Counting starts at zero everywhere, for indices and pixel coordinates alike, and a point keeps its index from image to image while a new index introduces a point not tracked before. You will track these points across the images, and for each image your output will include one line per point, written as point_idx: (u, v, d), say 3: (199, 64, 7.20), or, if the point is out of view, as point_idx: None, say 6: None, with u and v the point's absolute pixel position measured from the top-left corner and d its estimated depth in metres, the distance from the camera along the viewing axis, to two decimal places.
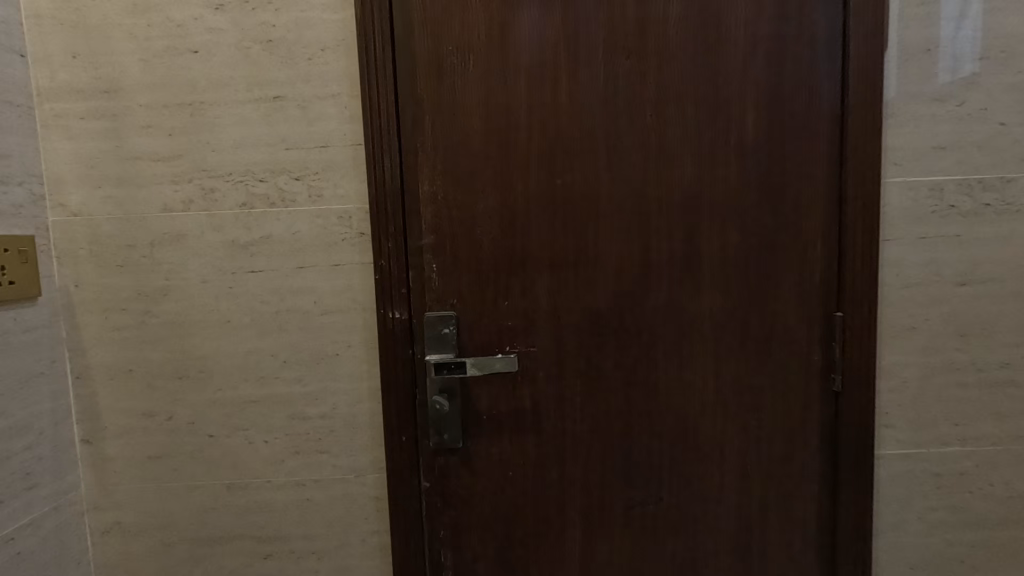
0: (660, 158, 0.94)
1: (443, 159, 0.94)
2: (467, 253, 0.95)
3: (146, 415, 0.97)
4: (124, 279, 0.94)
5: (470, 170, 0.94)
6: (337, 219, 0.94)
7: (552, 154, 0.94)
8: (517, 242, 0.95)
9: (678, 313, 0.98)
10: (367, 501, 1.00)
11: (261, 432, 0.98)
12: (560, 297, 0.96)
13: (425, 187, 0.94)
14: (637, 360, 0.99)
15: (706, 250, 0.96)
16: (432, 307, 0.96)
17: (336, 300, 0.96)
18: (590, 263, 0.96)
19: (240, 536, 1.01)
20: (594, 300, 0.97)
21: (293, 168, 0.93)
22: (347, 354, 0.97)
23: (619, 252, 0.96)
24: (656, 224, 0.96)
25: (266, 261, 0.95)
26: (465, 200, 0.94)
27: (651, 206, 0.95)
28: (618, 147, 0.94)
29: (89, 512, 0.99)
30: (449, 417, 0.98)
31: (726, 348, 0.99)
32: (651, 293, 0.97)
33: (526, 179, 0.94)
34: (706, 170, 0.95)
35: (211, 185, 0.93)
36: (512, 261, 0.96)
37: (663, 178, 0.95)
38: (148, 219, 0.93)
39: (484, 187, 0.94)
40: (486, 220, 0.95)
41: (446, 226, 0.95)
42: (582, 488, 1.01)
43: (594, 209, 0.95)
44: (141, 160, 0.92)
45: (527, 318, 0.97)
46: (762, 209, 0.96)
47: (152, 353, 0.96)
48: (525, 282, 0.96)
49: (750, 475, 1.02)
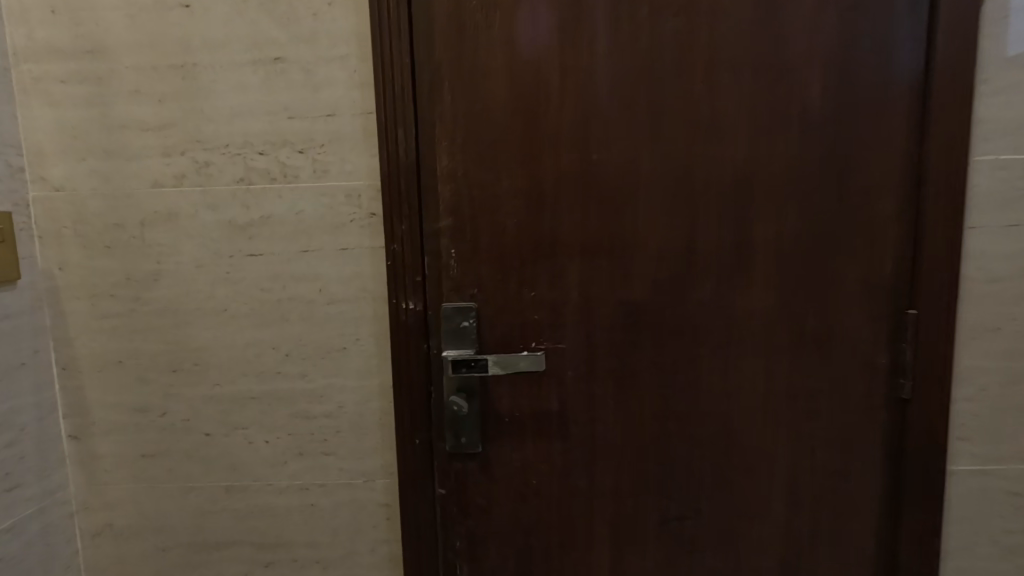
0: (710, 131, 0.83)
1: (463, 130, 0.83)
2: (489, 237, 0.85)
3: (138, 410, 0.89)
4: (111, 262, 0.86)
5: (494, 143, 0.83)
6: (344, 198, 0.84)
7: (587, 126, 0.82)
8: (545, 226, 0.84)
9: (726, 309, 0.87)
10: (377, 508, 0.92)
11: (261, 432, 0.90)
12: (592, 289, 0.86)
13: (443, 162, 0.84)
14: (677, 360, 0.88)
15: (761, 237, 0.85)
16: (450, 297, 0.87)
17: (343, 288, 0.86)
18: (628, 251, 0.85)
19: (240, 542, 0.93)
20: (631, 293, 0.86)
21: (296, 140, 0.83)
22: (355, 348, 0.87)
23: (661, 239, 0.85)
24: (704, 207, 0.84)
25: (267, 243, 0.85)
26: (487, 178, 0.84)
27: (699, 185, 0.84)
28: (662, 118, 0.82)
29: (79, 513, 0.92)
30: (467, 420, 0.88)
31: (778, 347, 0.88)
32: (696, 285, 0.86)
33: (557, 155, 0.83)
34: (763, 145, 0.83)
35: (206, 158, 0.83)
36: (539, 247, 0.85)
37: (714, 155, 0.83)
38: (136, 196, 0.84)
39: (509, 163, 0.83)
40: (511, 200, 0.84)
41: (465, 207, 0.84)
42: (612, 500, 0.91)
43: (633, 189, 0.84)
44: (128, 129, 0.82)
45: (555, 311, 0.86)
46: (826, 191, 0.84)
47: (144, 343, 0.88)
48: (553, 271, 0.85)
49: (801, 489, 0.91)
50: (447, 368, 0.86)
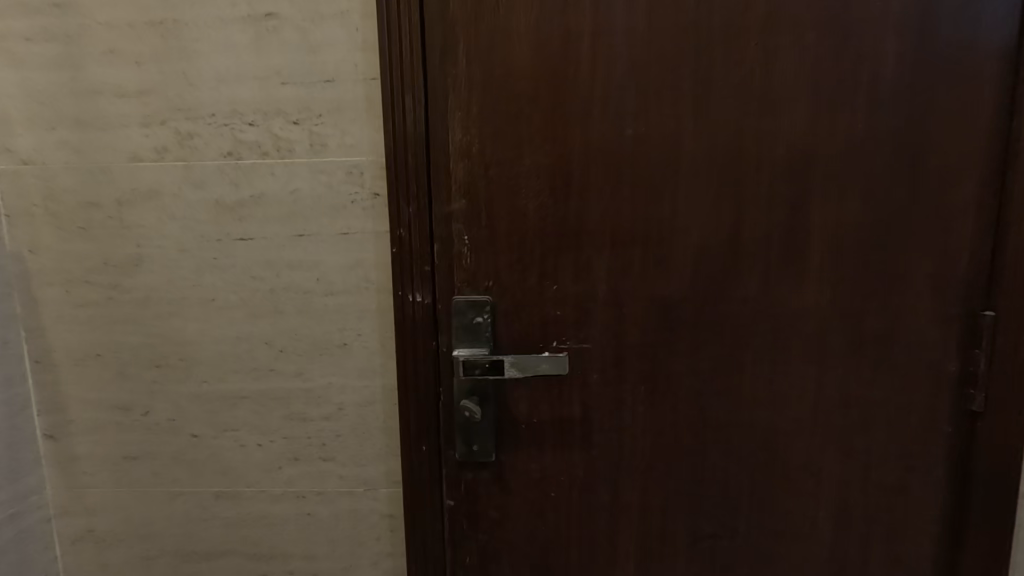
0: (764, 103, 0.72)
1: (480, 100, 0.73)
2: (507, 223, 0.75)
3: (119, 408, 0.81)
4: (87, 245, 0.77)
5: (515, 115, 0.73)
6: (345, 176, 0.75)
7: (622, 96, 0.72)
8: (571, 211, 0.74)
9: (775, 307, 0.77)
10: (379, 519, 0.84)
11: (254, 434, 0.82)
12: (623, 283, 0.76)
13: (457, 137, 0.74)
14: (717, 363, 0.78)
15: (819, 226, 0.74)
16: (463, 290, 0.77)
17: (343, 277, 0.77)
18: (664, 240, 0.75)
19: (231, 552, 0.85)
20: (667, 288, 0.76)
21: (291, 110, 0.73)
22: (357, 345, 0.79)
23: (702, 227, 0.75)
24: (753, 191, 0.74)
25: (259, 226, 0.76)
26: (506, 155, 0.74)
27: (749, 166, 0.73)
28: (710, 87, 0.72)
29: (57, 517, 0.85)
30: (480, 426, 0.79)
31: (832, 351, 0.78)
32: (741, 280, 0.76)
33: (586, 129, 0.73)
34: (825, 119, 0.72)
35: (190, 129, 0.74)
36: (563, 235, 0.75)
37: (768, 131, 0.72)
38: (113, 171, 0.75)
39: (532, 138, 0.73)
40: (533, 180, 0.74)
41: (482, 189, 0.75)
42: (639, 516, 0.83)
43: (673, 170, 0.73)
44: (102, 95, 0.73)
45: (580, 306, 0.77)
46: (896, 174, 0.73)
47: (124, 335, 0.79)
48: (578, 262, 0.76)
49: (851, 509, 0.82)
50: (459, 369, 0.77)
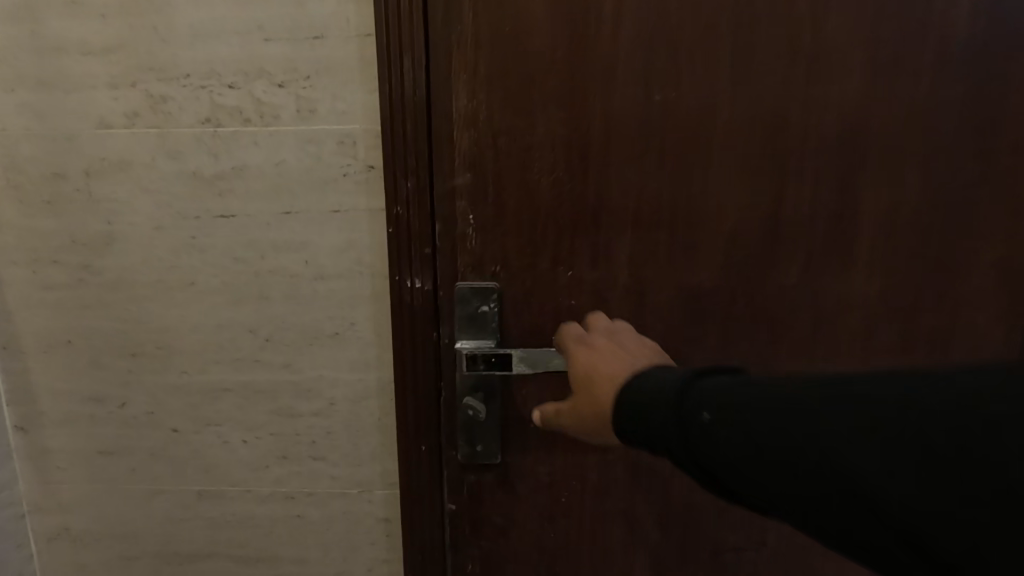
0: (815, 65, 0.62)
1: (488, 59, 0.64)
2: (517, 201, 0.67)
3: (93, 400, 0.75)
4: (53, 222, 0.70)
5: (527, 77, 0.64)
6: (336, 147, 0.67)
7: (650, 55, 0.63)
8: (590, 188, 0.66)
9: (817, 298, 0.68)
10: (374, 523, 0.77)
11: (238, 430, 0.75)
12: (646, 269, 0.68)
13: (461, 102, 0.65)
14: (749, 361, 0.70)
15: (872, 207, 0.65)
16: (467, 276, 0.69)
17: (334, 260, 0.69)
18: (694, 222, 0.66)
19: (216, 555, 0.79)
20: (695, 275, 0.68)
21: (276, 71, 0.65)
22: (350, 335, 0.71)
23: (738, 207, 0.66)
24: (798, 166, 0.65)
25: (240, 202, 0.68)
26: (516, 123, 0.65)
27: (794, 138, 0.64)
28: (752, 45, 0.62)
29: (31, 514, 0.79)
30: (485, 425, 0.72)
31: (880, 350, 0.69)
32: (780, 268, 0.67)
33: (608, 94, 0.64)
34: (884, 85, 0.63)
35: (163, 91, 0.66)
36: (580, 214, 0.67)
37: (818, 97, 0.63)
38: (79, 139, 0.67)
39: (546, 103, 0.65)
40: (547, 153, 0.66)
41: (489, 162, 0.66)
42: (658, 526, 0.75)
43: (706, 141, 0.64)
44: (64, 53, 0.65)
45: (598, 295, 0.69)
46: (964, 148, 0.64)
47: (96, 321, 0.73)
48: (596, 246, 0.67)
49: None
50: (462, 362, 0.70)
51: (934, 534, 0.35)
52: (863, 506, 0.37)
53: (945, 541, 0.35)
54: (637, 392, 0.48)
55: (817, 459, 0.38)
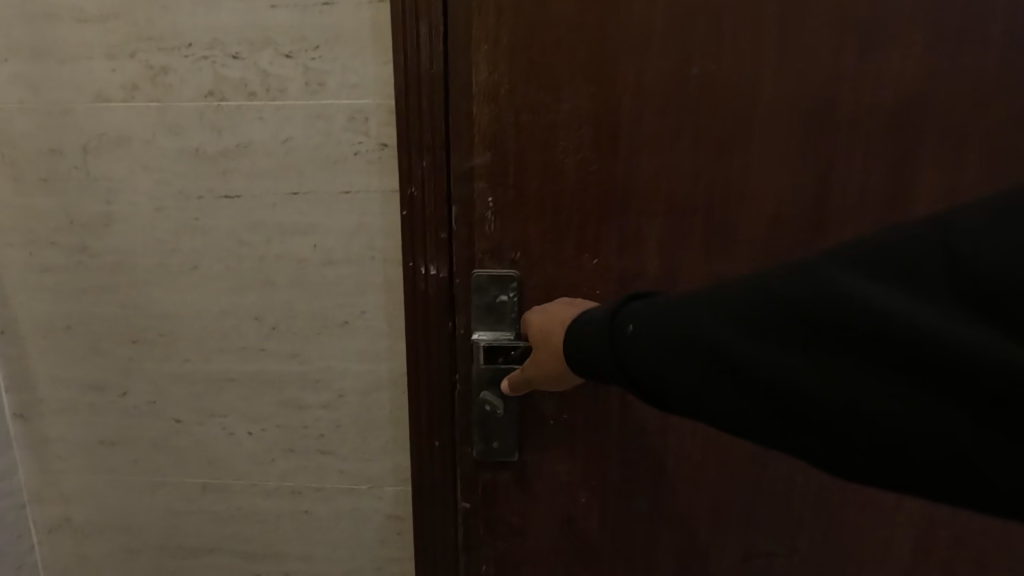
0: (871, 34, 0.57)
1: (512, 27, 0.59)
2: (540, 182, 0.62)
3: (93, 388, 0.72)
4: (50, 201, 0.66)
5: (553, 47, 0.59)
6: (347, 123, 0.62)
7: (689, 24, 0.58)
8: (619, 168, 0.61)
9: None
10: (384, 520, 0.74)
11: (243, 421, 0.72)
12: (678, 258, 0.63)
13: (482, 75, 0.60)
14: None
15: (927, 193, 0.60)
16: (486, 264, 0.65)
17: (344, 245, 0.65)
18: (731, 207, 0.61)
19: (220, 550, 0.76)
20: (731, 265, 0.63)
21: (283, 41, 0.61)
22: (360, 324, 0.68)
23: (779, 190, 0.61)
24: (847, 146, 0.59)
25: (245, 182, 0.64)
26: (541, 98, 0.60)
27: (844, 115, 0.59)
28: (803, 13, 0.57)
29: (32, 504, 0.76)
30: (502, 422, 0.68)
31: None
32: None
33: (642, 65, 0.59)
34: (947, 56, 0.57)
35: (163, 62, 0.62)
36: (607, 197, 0.62)
37: (871, 70, 0.58)
38: (76, 112, 0.64)
39: (573, 75, 0.60)
40: (572, 129, 0.61)
41: (510, 139, 0.62)
42: (683, 530, 0.71)
43: (748, 118, 0.59)
44: (60, 21, 0.61)
45: (625, 284, 0.64)
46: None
47: (96, 306, 0.69)
48: (625, 231, 0.63)
49: (937, 530, 0.69)
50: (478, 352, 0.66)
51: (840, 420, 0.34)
52: (772, 407, 0.36)
53: (851, 426, 0.34)
54: (579, 332, 0.49)
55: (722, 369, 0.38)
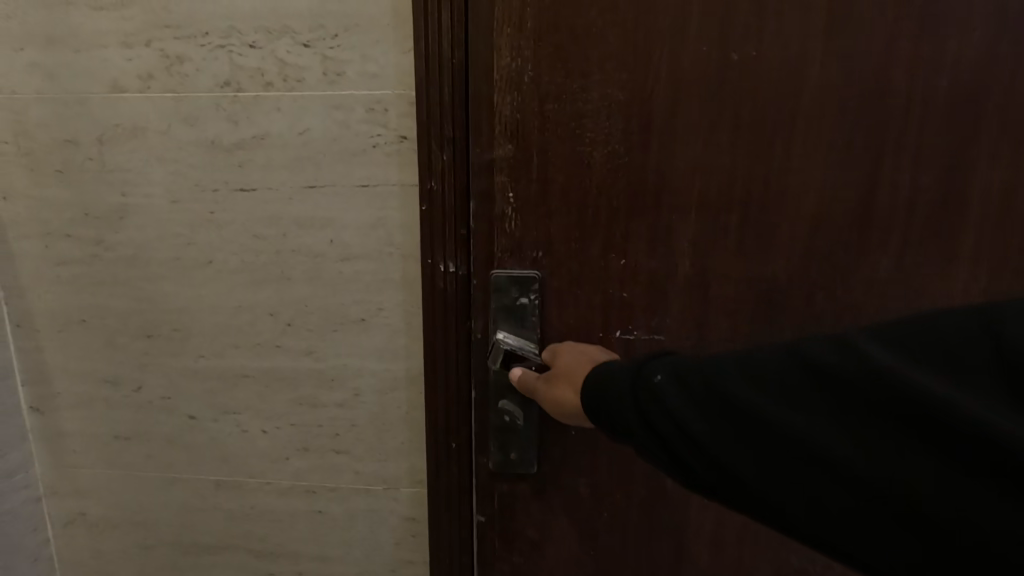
0: (925, 19, 0.54)
1: (537, 11, 0.56)
2: (565, 176, 0.60)
3: (107, 382, 0.71)
4: (65, 192, 0.65)
5: (584, 33, 0.56)
6: (366, 114, 0.60)
7: (728, 7, 0.55)
8: (650, 162, 0.58)
9: (915, 297, 0.59)
10: (399, 522, 0.72)
11: (258, 419, 0.70)
12: (709, 257, 0.60)
13: (504, 61, 0.58)
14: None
15: (983, 190, 0.56)
16: (506, 264, 0.62)
17: (362, 240, 0.64)
18: (769, 205, 0.58)
19: (234, 548, 0.75)
20: (767, 266, 0.60)
21: (300, 29, 0.59)
22: (376, 321, 0.66)
23: (821, 187, 0.58)
24: (896, 140, 0.56)
25: (261, 175, 0.63)
26: (568, 86, 0.58)
27: (893, 105, 0.55)
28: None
29: (47, 497, 0.76)
30: (522, 432, 0.65)
31: None
32: (869, 259, 0.59)
33: (677, 53, 0.56)
34: (1011, 41, 0.53)
35: (179, 51, 0.60)
36: (637, 192, 0.59)
37: (926, 57, 0.54)
38: (91, 103, 0.62)
39: (604, 62, 0.57)
40: (602, 120, 0.58)
41: (534, 131, 0.59)
42: (711, 548, 0.67)
43: (791, 110, 0.56)
44: (76, 9, 0.60)
45: (653, 285, 0.61)
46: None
47: (111, 300, 0.68)
48: (654, 229, 0.60)
49: None
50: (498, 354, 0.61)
51: (861, 499, 0.33)
52: (788, 475, 0.35)
53: (871, 501, 0.33)
54: (597, 376, 0.46)
55: (739, 431, 0.37)
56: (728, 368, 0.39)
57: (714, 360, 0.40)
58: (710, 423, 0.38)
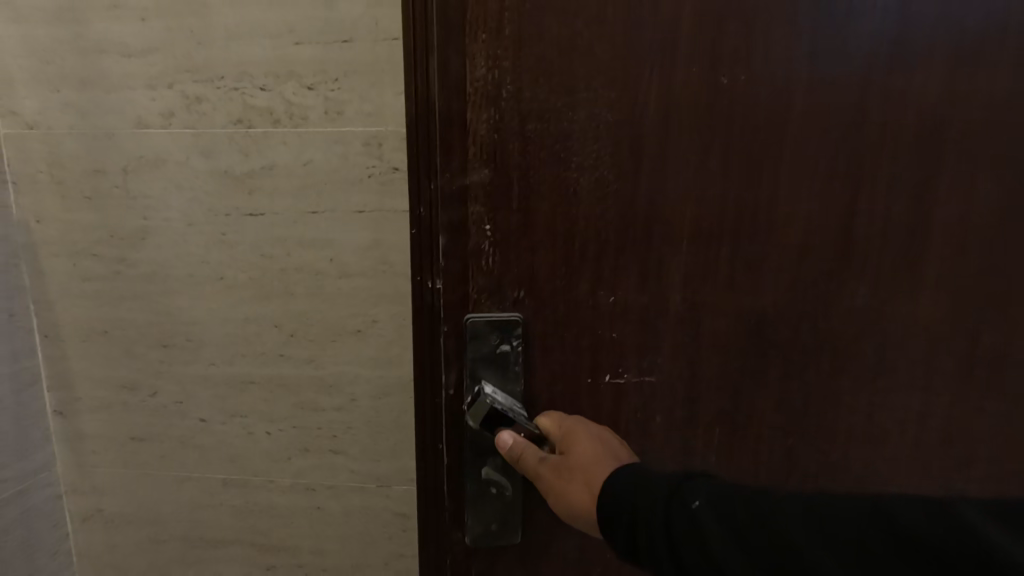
0: (893, 62, 0.62)
1: (518, 20, 0.62)
2: (550, 205, 0.66)
3: (125, 388, 0.78)
4: (92, 215, 0.73)
5: (568, 57, 0.62)
6: (362, 147, 0.68)
7: (717, 42, 0.62)
8: (640, 195, 0.66)
9: (883, 319, 0.68)
10: (391, 517, 0.78)
11: (262, 422, 0.77)
12: (700, 292, 0.68)
13: (479, 71, 0.63)
14: (809, 401, 0.70)
15: (941, 219, 0.65)
16: (482, 307, 0.69)
17: (359, 260, 0.71)
18: (757, 234, 0.66)
19: (238, 541, 0.82)
20: (759, 298, 0.68)
21: (305, 73, 0.66)
22: (371, 333, 0.73)
23: (806, 219, 0.66)
24: (873, 173, 0.64)
25: (269, 201, 0.70)
26: (553, 103, 0.63)
27: (870, 137, 0.64)
28: (823, 40, 0.61)
29: (67, 495, 0.82)
30: (508, 503, 0.73)
31: (918, 362, 0.68)
32: (847, 286, 0.67)
33: (669, 82, 0.63)
34: (964, 77, 0.62)
35: (198, 92, 0.68)
36: (627, 225, 0.66)
37: (893, 93, 0.62)
38: (118, 137, 0.70)
39: (590, 80, 0.63)
40: (589, 144, 0.65)
41: (510, 147, 0.65)
42: None
43: (778, 141, 0.64)
44: (106, 55, 0.68)
45: (644, 321, 0.69)
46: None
47: (131, 312, 0.75)
48: (645, 266, 0.67)
49: None
50: (482, 405, 0.68)
51: None
52: None
53: None
54: (619, 483, 0.53)
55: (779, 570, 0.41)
56: (766, 511, 0.44)
57: (748, 498, 0.45)
58: (742, 555, 0.43)
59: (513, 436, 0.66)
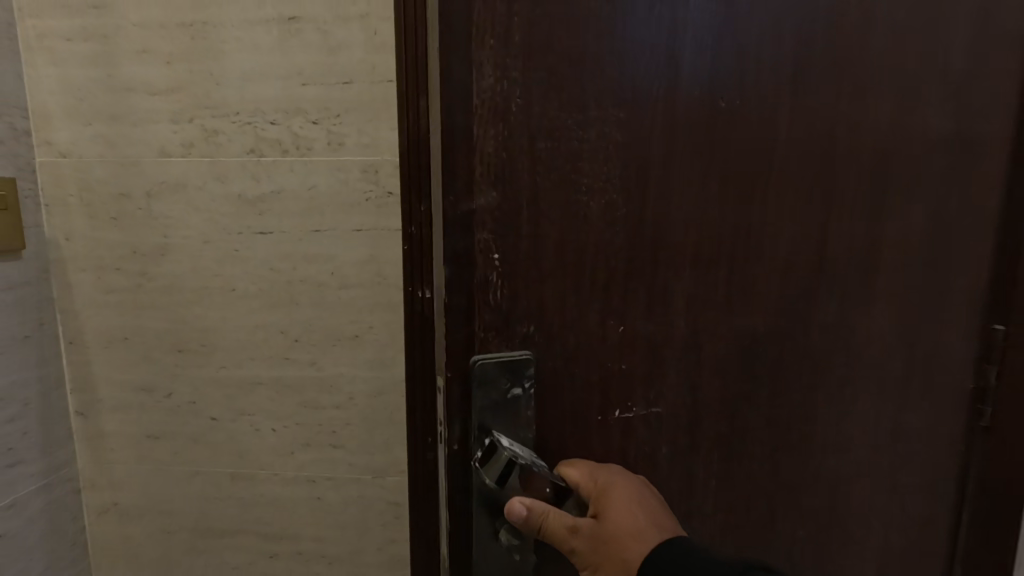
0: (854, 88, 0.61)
1: (526, 27, 0.53)
2: (560, 233, 0.58)
3: (143, 390, 0.86)
4: (117, 234, 0.81)
5: (562, 58, 0.54)
6: (360, 174, 0.77)
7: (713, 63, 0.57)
8: (644, 219, 0.59)
9: (847, 338, 0.67)
10: (385, 506, 0.87)
11: (268, 419, 0.85)
12: (702, 317, 0.63)
13: (486, 81, 0.54)
14: (794, 415, 0.67)
15: (897, 239, 0.65)
16: (491, 346, 0.59)
17: (358, 272, 0.80)
18: (745, 256, 0.62)
19: (245, 531, 0.89)
20: (751, 319, 0.64)
21: (311, 110, 0.76)
22: (368, 338, 0.82)
23: (785, 242, 0.63)
24: (843, 193, 0.63)
25: (277, 220, 0.79)
26: (563, 120, 0.55)
27: (840, 159, 0.62)
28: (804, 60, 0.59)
29: (85, 490, 0.90)
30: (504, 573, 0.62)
31: (887, 376, 0.69)
32: (816, 301, 0.65)
33: (672, 96, 0.57)
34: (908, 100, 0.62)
35: (215, 126, 0.77)
36: (636, 254, 0.60)
37: (861, 119, 0.62)
38: (143, 164, 0.79)
39: (600, 98, 0.55)
40: (597, 164, 0.57)
41: (520, 167, 0.55)
42: None
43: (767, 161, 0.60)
44: (134, 93, 0.77)
45: (652, 347, 0.62)
46: (989, 180, 0.66)
47: (150, 321, 0.83)
48: (653, 290, 0.61)
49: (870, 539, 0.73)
50: (499, 460, 0.58)
51: None
52: None
53: None
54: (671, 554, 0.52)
55: None
56: None
57: None
58: None
59: (527, 501, 0.58)
